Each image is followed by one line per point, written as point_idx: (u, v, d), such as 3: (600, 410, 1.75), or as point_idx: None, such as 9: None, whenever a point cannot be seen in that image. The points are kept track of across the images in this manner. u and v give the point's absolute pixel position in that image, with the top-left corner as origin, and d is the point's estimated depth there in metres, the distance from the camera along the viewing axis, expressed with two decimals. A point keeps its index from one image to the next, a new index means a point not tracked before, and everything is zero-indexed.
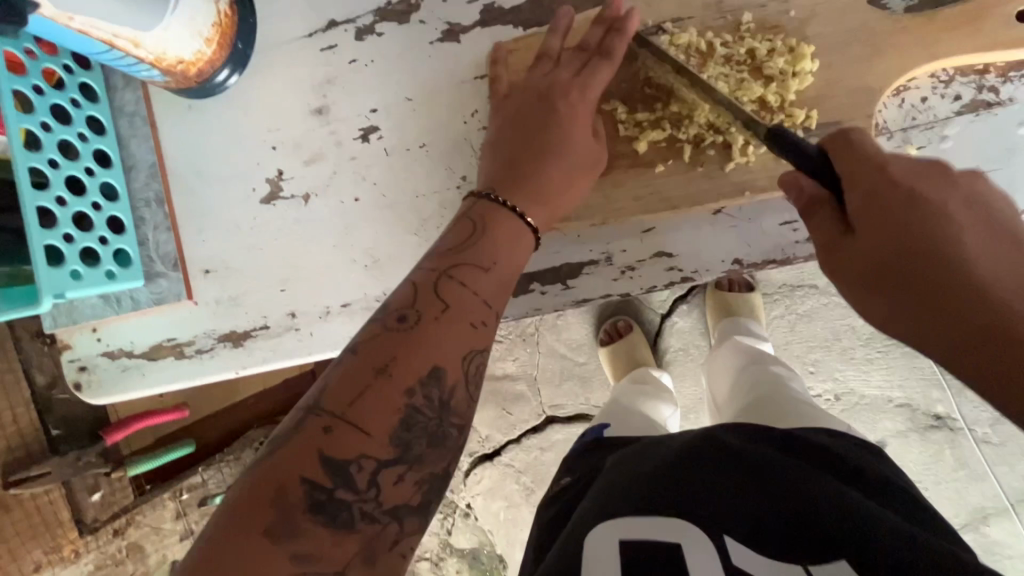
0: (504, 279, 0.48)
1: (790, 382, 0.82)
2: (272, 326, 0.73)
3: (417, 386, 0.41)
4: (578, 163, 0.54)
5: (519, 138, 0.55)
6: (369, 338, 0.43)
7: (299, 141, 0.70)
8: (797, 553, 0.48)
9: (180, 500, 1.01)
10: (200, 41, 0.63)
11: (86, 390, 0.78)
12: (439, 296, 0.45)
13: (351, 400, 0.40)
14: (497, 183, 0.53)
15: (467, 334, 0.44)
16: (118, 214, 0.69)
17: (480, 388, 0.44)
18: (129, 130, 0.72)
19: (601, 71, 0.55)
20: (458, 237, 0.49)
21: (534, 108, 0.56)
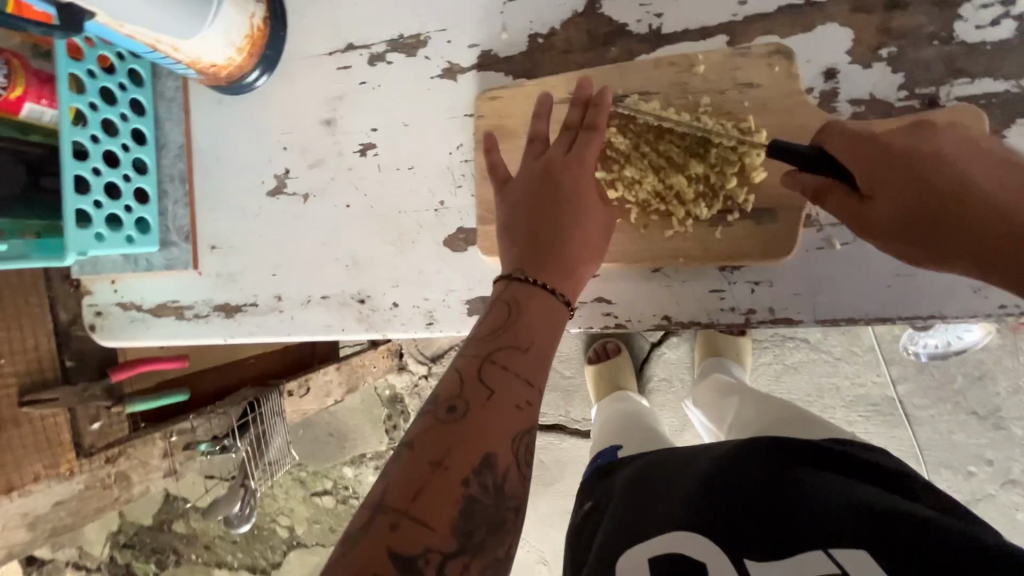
0: (540, 359, 0.53)
1: (779, 399, 0.90)
2: (260, 305, 0.82)
3: (472, 474, 0.45)
4: (590, 239, 0.58)
5: (540, 217, 0.58)
6: (423, 430, 0.47)
7: (307, 147, 0.79)
8: (822, 545, 0.50)
9: (169, 441, 1.13)
10: (232, 49, 0.72)
11: (99, 333, 0.90)
12: (482, 381, 0.49)
13: (413, 494, 0.43)
14: (527, 262, 0.57)
15: (516, 416, 0.49)
16: (144, 186, 0.80)
17: (530, 469, 0.48)
18: (165, 113, 0.83)
19: (589, 143, 0.59)
20: (492, 323, 0.53)
21: (545, 188, 0.58)
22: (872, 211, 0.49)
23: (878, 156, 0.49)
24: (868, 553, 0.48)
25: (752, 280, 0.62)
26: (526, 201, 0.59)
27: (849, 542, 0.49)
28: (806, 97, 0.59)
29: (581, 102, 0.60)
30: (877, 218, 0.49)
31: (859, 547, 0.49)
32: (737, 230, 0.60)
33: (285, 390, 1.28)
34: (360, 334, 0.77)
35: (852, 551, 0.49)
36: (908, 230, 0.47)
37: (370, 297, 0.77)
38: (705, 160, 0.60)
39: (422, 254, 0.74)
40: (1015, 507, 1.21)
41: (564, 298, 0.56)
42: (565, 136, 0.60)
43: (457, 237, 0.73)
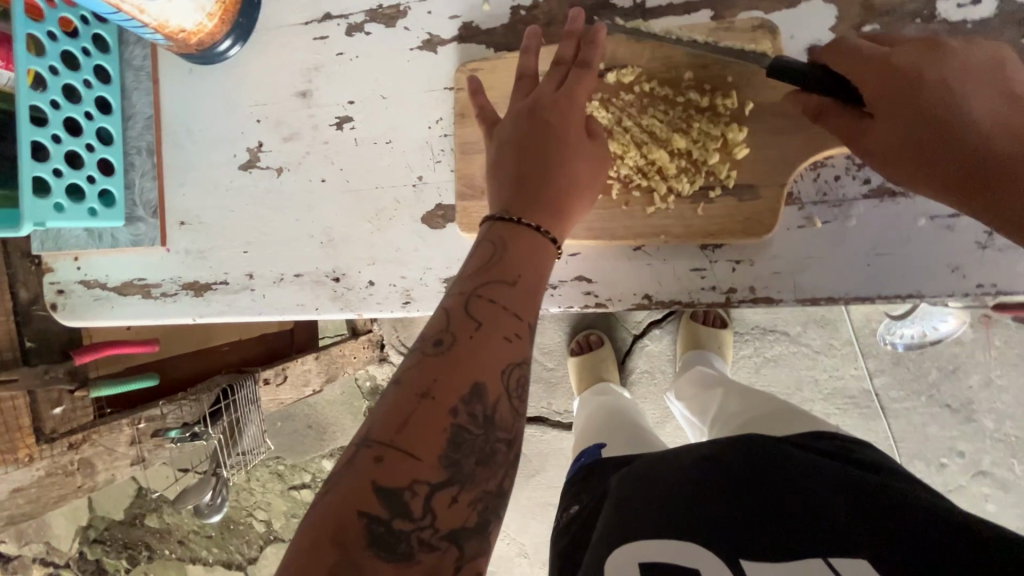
0: (528, 291, 0.50)
1: (762, 392, 0.89)
2: (230, 283, 0.79)
3: (460, 403, 0.43)
4: (580, 177, 0.55)
5: (530, 156, 0.55)
6: (410, 366, 0.45)
7: (281, 120, 0.76)
8: (825, 550, 0.48)
9: (136, 428, 1.09)
10: (202, 14, 0.69)
11: (60, 312, 0.86)
12: (468, 314, 0.47)
13: (399, 426, 0.41)
14: (516, 202, 0.54)
15: (503, 348, 0.46)
16: (109, 157, 0.77)
17: (523, 402, 0.46)
18: (133, 83, 0.80)
19: (580, 79, 0.57)
20: (477, 260, 0.50)
21: (533, 128, 0.55)
22: (873, 131, 0.50)
23: (883, 79, 0.49)
24: (869, 561, 0.46)
25: (733, 259, 0.61)
26: (514, 141, 0.56)
27: (850, 550, 0.48)
28: None
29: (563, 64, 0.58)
30: (881, 139, 0.50)
31: (858, 554, 0.47)
32: (718, 207, 0.59)
33: (261, 377, 1.25)
34: (335, 313, 0.75)
35: (852, 559, 0.47)
36: (905, 153, 0.49)
37: (345, 275, 0.74)
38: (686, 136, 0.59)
39: (399, 231, 0.72)
40: (985, 498, 1.23)
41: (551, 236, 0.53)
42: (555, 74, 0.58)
43: (436, 214, 0.71)
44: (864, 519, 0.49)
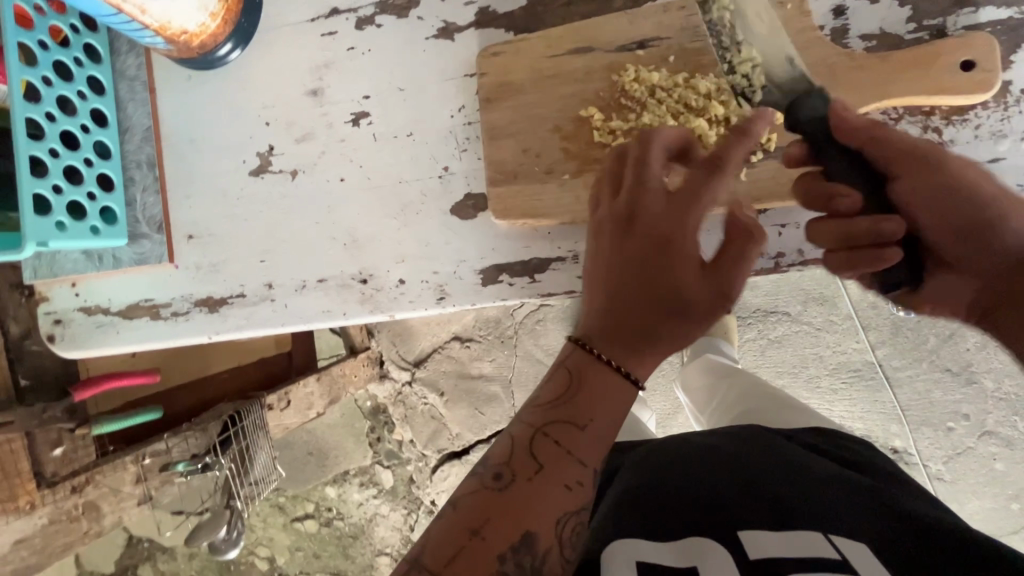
0: (601, 438, 0.47)
1: (764, 383, 0.91)
2: (248, 295, 0.75)
3: (508, 552, 0.42)
4: (681, 326, 0.45)
5: (627, 279, 0.46)
6: (468, 493, 0.45)
7: (292, 121, 0.74)
8: (819, 525, 0.47)
9: (141, 465, 1.01)
10: (206, 15, 0.67)
11: (59, 343, 0.80)
12: (531, 456, 0.45)
13: (447, 561, 0.41)
14: (595, 325, 0.48)
15: (561, 498, 0.45)
16: (107, 172, 0.72)
17: (573, 551, 0.45)
18: (127, 94, 0.76)
19: (702, 189, 0.46)
20: (553, 389, 0.48)
21: (627, 248, 0.47)
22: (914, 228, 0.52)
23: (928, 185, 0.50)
24: (868, 546, 0.45)
25: (779, 223, 0.61)
26: (611, 253, 0.48)
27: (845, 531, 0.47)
28: (820, 33, 0.58)
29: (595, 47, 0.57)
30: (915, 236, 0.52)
31: (856, 540, 0.45)
32: (762, 170, 0.59)
33: (266, 403, 1.19)
34: (364, 316, 0.72)
35: (853, 543, 0.45)
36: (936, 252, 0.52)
37: (373, 275, 0.71)
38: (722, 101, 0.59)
39: (427, 225, 0.70)
40: (993, 457, 1.24)
41: (633, 380, 0.46)
42: (645, 172, 0.48)
43: (465, 205, 0.69)
44: (845, 510, 0.49)
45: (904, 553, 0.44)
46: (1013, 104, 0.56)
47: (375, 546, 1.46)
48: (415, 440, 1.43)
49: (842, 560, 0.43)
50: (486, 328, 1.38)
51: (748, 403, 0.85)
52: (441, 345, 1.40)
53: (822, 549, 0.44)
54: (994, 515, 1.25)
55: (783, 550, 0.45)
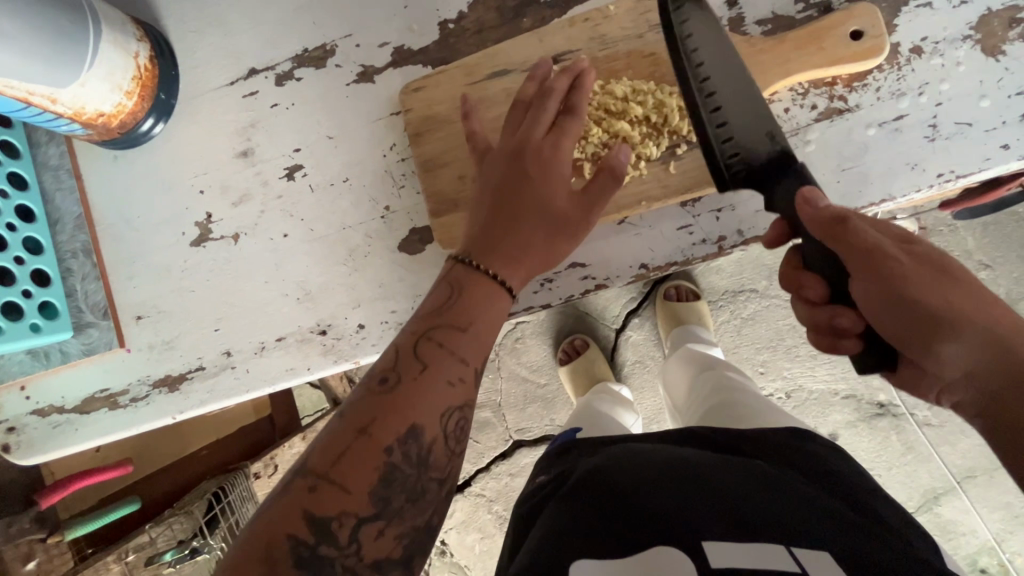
0: (482, 340, 0.49)
1: (738, 377, 0.91)
2: (207, 367, 0.73)
3: (396, 444, 0.43)
4: (537, 238, 0.52)
5: (500, 198, 0.53)
6: (356, 400, 0.45)
7: (226, 184, 0.73)
8: (781, 537, 0.48)
9: (125, 562, 1.01)
10: (120, 94, 0.66)
11: (14, 452, 0.76)
12: (416, 357, 0.46)
13: (335, 458, 0.41)
14: (471, 243, 0.53)
15: (445, 393, 0.45)
16: (43, 268, 0.69)
17: (460, 444, 0.46)
18: (53, 184, 0.74)
19: (566, 126, 0.55)
20: (434, 301, 0.50)
21: (511, 168, 0.54)
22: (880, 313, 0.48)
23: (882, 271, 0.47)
24: (830, 554, 0.46)
25: (715, 209, 0.63)
26: (498, 174, 0.55)
27: (810, 543, 0.48)
28: (718, 24, 0.61)
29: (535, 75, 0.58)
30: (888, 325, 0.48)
31: (817, 548, 0.47)
32: (688, 161, 0.61)
33: (251, 473, 1.13)
34: (330, 368, 0.70)
35: (813, 552, 0.47)
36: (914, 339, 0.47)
37: (332, 325, 0.70)
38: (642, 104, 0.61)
39: (378, 266, 0.69)
40: None
41: (506, 286, 0.51)
42: (543, 108, 0.55)
43: (413, 240, 0.69)
44: (805, 521, 0.50)
45: (858, 556, 0.46)
46: (905, 62, 0.59)
47: None
48: None
49: (800, 571, 0.45)
50: None
51: (721, 394, 0.86)
52: None
53: (782, 561, 0.46)
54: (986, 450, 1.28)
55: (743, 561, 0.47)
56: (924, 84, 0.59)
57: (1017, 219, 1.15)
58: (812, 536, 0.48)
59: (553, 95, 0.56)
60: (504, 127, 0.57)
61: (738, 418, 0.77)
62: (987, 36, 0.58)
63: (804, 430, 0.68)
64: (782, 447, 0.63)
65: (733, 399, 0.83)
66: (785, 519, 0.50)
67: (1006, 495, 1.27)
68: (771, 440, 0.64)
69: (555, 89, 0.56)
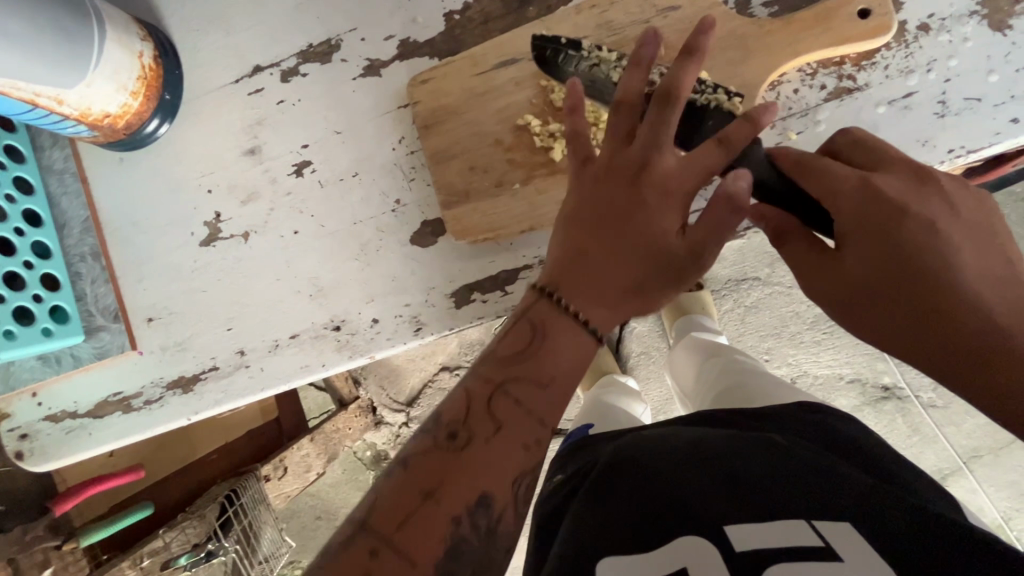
0: (559, 398, 0.48)
1: (747, 359, 0.92)
2: (221, 366, 0.73)
3: (464, 513, 0.42)
4: (635, 281, 0.48)
5: (587, 230, 0.50)
6: (421, 452, 0.44)
7: (234, 183, 0.73)
8: (802, 512, 0.48)
9: (140, 568, 1.01)
10: (126, 94, 0.66)
11: (28, 459, 0.76)
12: (491, 413, 0.46)
13: (398, 523, 0.41)
14: (556, 273, 0.50)
15: (519, 456, 0.45)
16: (52, 272, 0.69)
17: (528, 511, 0.45)
18: (58, 188, 0.74)
19: (693, 150, 0.49)
20: (511, 347, 0.49)
21: (614, 190, 0.50)
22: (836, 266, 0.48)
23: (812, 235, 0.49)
24: (852, 525, 0.46)
25: None
26: (600, 196, 0.50)
27: (830, 516, 0.47)
28: (725, 7, 0.61)
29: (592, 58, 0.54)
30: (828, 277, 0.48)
31: (840, 520, 0.47)
32: None
33: (261, 475, 1.13)
34: (344, 364, 0.70)
35: (835, 523, 0.47)
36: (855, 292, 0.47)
37: (345, 321, 0.70)
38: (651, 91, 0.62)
39: (389, 261, 0.69)
40: None
41: (593, 333, 0.49)
42: (661, 123, 0.50)
43: (424, 233, 0.69)
44: (825, 493, 0.49)
45: (884, 526, 0.45)
46: (913, 40, 0.59)
47: None
48: None
49: (824, 546, 0.45)
50: None
51: (729, 378, 0.87)
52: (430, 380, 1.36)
53: (805, 536, 0.46)
54: (991, 430, 1.29)
55: (767, 539, 0.46)
56: (932, 61, 0.59)
57: (1016, 198, 1.16)
58: (833, 508, 0.48)
59: (678, 96, 0.50)
60: (610, 134, 0.52)
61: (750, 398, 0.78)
62: (993, 12, 0.58)
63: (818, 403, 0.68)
64: (802, 424, 0.63)
65: (745, 380, 0.83)
66: (804, 493, 0.50)
67: (1012, 474, 1.28)
68: (788, 419, 0.64)
69: (679, 89, 0.50)
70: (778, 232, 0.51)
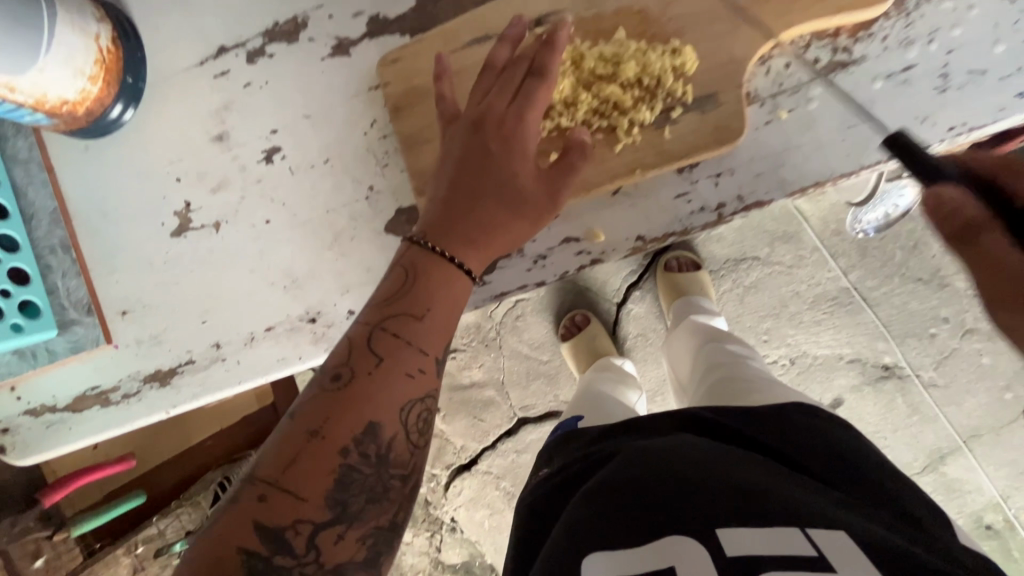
0: (439, 326, 0.48)
1: (744, 353, 0.89)
2: (197, 359, 0.71)
3: (352, 443, 0.44)
4: (497, 221, 0.52)
5: (457, 181, 0.52)
6: (309, 398, 0.45)
7: (203, 171, 0.70)
8: (796, 518, 0.46)
9: (135, 555, 1.04)
10: (84, 79, 0.63)
11: (11, 453, 0.75)
12: (371, 350, 0.46)
13: (285, 465, 0.42)
14: (430, 224, 0.51)
15: (404, 385, 0.46)
16: (19, 265, 0.69)
17: (423, 436, 0.47)
18: (24, 179, 0.71)
19: (534, 93, 0.53)
20: (389, 286, 0.48)
21: (471, 140, 0.53)
22: None
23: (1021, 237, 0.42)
24: (847, 534, 0.44)
25: (713, 174, 0.60)
26: (461, 151, 0.53)
27: (827, 525, 0.45)
28: None
29: (509, 40, 0.56)
30: None
31: (836, 528, 0.45)
32: (684, 125, 0.57)
33: None
34: (322, 356, 0.69)
35: (832, 531, 0.45)
36: None
37: (321, 312, 0.68)
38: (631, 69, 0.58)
39: (364, 250, 0.67)
40: (980, 353, 1.24)
41: (465, 268, 0.50)
42: (509, 77, 0.54)
43: (400, 220, 0.66)
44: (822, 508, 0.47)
45: (878, 540, 0.44)
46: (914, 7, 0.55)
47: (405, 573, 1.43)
48: None
49: (817, 555, 0.43)
50: (468, 336, 1.37)
51: (722, 370, 0.85)
52: None
53: (794, 542, 0.44)
54: (993, 408, 1.26)
55: (757, 545, 0.45)
56: (934, 30, 0.55)
57: None
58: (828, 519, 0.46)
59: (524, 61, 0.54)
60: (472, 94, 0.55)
61: (741, 392, 0.76)
62: None
63: (808, 405, 0.65)
64: (798, 430, 0.60)
65: (736, 376, 0.81)
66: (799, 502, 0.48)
67: (1012, 452, 1.26)
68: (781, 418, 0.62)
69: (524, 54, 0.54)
70: (969, 226, 0.44)
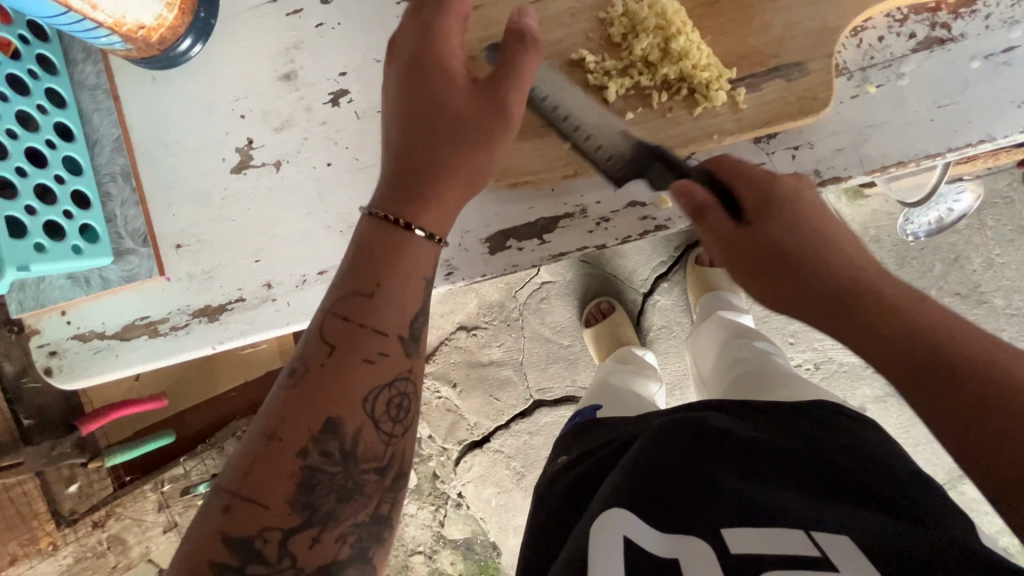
0: (394, 305, 0.48)
1: (778, 355, 0.85)
2: (247, 299, 0.72)
3: (310, 443, 0.44)
4: (450, 167, 0.49)
5: (398, 135, 0.49)
6: (273, 401, 0.46)
7: (268, 109, 0.70)
8: (799, 521, 0.46)
9: (161, 492, 1.07)
10: (161, 6, 0.62)
11: (56, 376, 0.75)
12: (323, 338, 0.47)
13: (243, 474, 0.43)
14: (387, 196, 0.49)
15: (364, 372, 0.46)
16: (82, 189, 0.67)
17: (391, 423, 0.47)
18: (91, 105, 0.71)
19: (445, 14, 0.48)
20: (343, 266, 0.48)
21: (403, 86, 0.49)
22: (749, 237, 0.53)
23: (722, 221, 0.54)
24: (848, 539, 0.44)
25: (792, 146, 0.60)
26: (394, 89, 0.50)
27: (833, 530, 0.45)
28: None
29: None
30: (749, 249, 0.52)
31: (840, 534, 0.45)
32: (767, 92, 0.57)
33: None
34: None
35: (835, 537, 0.45)
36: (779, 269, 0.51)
37: None
38: (713, 32, 0.58)
39: None
40: None
41: (427, 234, 0.48)
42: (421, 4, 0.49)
43: None
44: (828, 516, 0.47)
45: (881, 545, 0.43)
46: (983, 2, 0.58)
47: (407, 546, 1.44)
48: (434, 435, 1.40)
49: (819, 556, 0.44)
50: (490, 314, 1.35)
51: (749, 363, 0.82)
52: (446, 338, 1.35)
53: (796, 544, 0.45)
54: None
55: (761, 544, 0.46)
56: None
57: None
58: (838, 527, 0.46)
59: None
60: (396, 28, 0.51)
61: (770, 385, 0.73)
62: None
63: (844, 407, 0.61)
64: (820, 426, 0.57)
65: (766, 372, 0.78)
66: (805, 513, 0.47)
67: None
68: (790, 411, 0.60)
69: None
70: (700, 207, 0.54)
